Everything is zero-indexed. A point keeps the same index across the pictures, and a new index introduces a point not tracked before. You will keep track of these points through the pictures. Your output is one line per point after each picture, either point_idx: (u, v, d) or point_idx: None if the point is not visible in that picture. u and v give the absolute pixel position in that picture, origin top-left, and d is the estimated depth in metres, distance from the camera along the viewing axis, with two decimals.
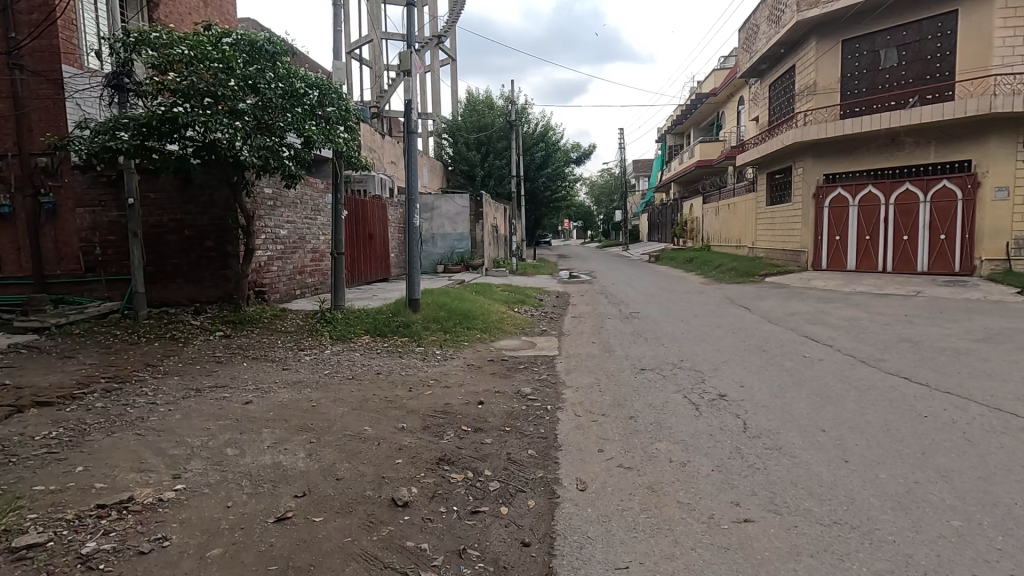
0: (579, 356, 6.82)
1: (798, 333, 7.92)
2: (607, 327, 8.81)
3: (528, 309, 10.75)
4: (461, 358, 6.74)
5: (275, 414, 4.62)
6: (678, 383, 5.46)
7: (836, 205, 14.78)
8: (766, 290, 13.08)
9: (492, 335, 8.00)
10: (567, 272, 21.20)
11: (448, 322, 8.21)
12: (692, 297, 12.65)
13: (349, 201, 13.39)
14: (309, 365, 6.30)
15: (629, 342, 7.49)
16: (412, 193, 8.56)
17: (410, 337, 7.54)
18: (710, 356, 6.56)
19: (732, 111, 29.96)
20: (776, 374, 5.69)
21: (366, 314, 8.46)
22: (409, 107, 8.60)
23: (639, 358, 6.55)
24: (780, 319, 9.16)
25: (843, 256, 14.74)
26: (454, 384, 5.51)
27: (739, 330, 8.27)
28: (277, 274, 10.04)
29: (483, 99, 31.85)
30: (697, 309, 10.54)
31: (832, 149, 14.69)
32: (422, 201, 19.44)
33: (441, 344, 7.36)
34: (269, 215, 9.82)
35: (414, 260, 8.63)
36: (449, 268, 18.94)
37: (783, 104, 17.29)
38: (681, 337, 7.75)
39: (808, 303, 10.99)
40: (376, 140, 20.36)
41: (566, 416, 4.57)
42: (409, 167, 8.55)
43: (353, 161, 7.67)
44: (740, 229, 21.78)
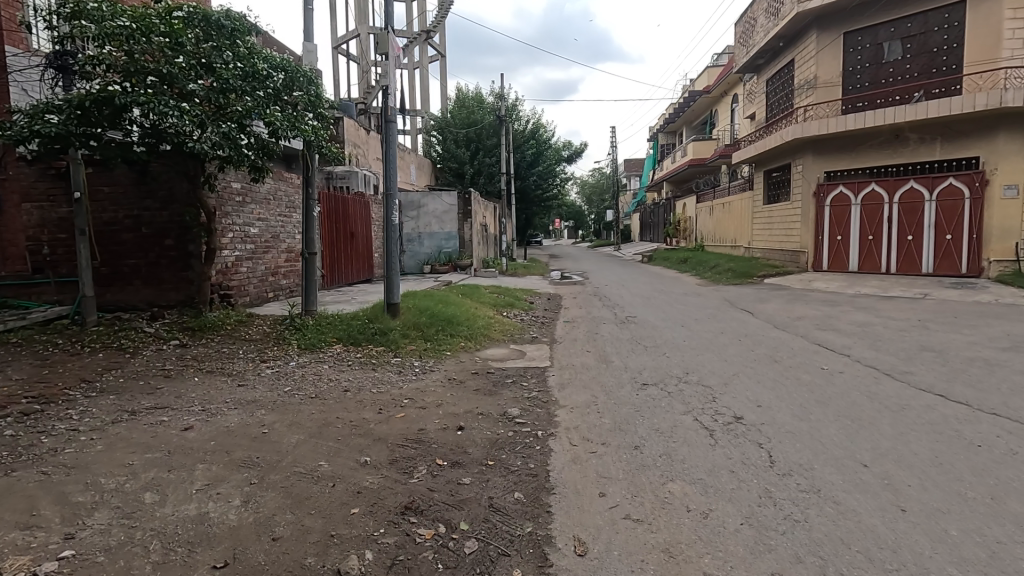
0: (573, 368, 6.16)
1: (809, 340, 7.30)
2: (602, 334, 8.17)
3: (517, 313, 10.07)
4: (441, 371, 6.04)
5: (214, 446, 3.90)
6: (686, 402, 4.81)
7: (837, 204, 14.26)
8: (767, 293, 12.50)
9: (478, 344, 7.32)
10: (559, 273, 20.54)
11: (429, 329, 7.50)
12: (690, 299, 12.05)
13: (328, 197, 12.62)
14: (268, 380, 5.57)
15: (628, 352, 6.84)
16: (391, 189, 7.84)
17: (386, 347, 6.84)
18: (719, 368, 5.92)
19: (725, 109, 29.53)
20: (794, 390, 5.07)
21: (339, 320, 7.74)
22: (388, 93, 7.83)
23: (640, 370, 5.90)
24: (787, 324, 8.58)
25: (844, 256, 14.21)
26: (431, 404, 4.82)
27: (745, 337, 7.67)
28: (246, 277, 9.29)
29: (473, 96, 31.15)
30: (697, 313, 9.94)
31: (833, 146, 14.15)
32: (408, 199, 18.71)
33: (420, 354, 6.66)
34: (236, 212, 9.07)
35: (393, 262, 7.90)
36: (436, 268, 18.24)
37: (781, 100, 16.76)
38: (683, 345, 7.12)
39: (814, 306, 10.41)
40: (360, 135, 19.60)
41: (560, 445, 3.90)
42: (387, 159, 7.82)
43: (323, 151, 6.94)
44: (735, 229, 21.24)
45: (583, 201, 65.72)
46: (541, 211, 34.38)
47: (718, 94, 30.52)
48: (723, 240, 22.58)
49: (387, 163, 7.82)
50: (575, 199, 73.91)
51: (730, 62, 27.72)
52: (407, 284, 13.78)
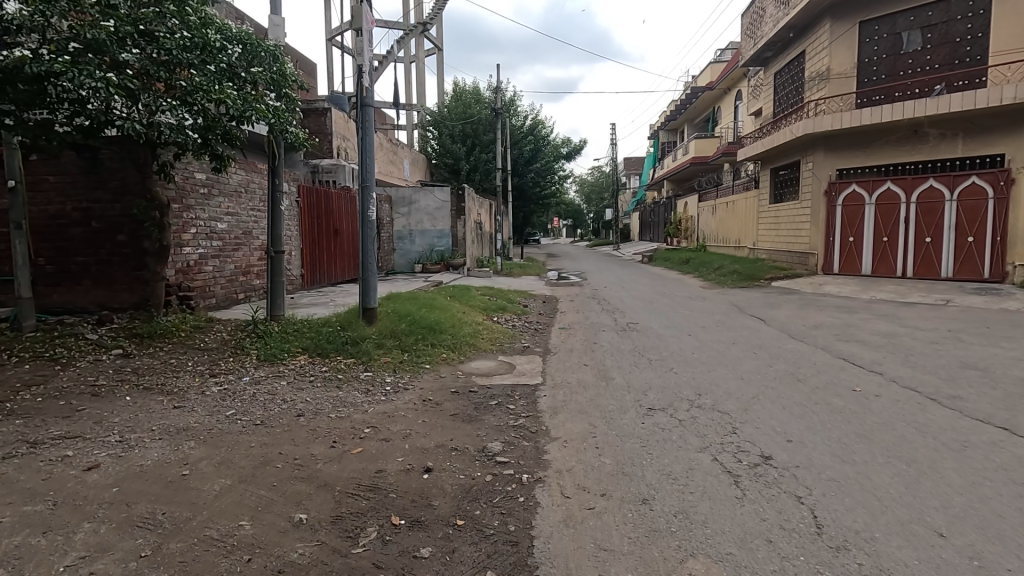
0: (569, 387, 5.37)
1: (831, 354, 6.53)
2: (601, 344, 7.37)
3: (509, 318, 9.30)
4: (417, 389, 5.26)
5: (112, 497, 3.08)
6: (702, 435, 4.02)
7: (849, 203, 13.49)
8: (777, 298, 11.73)
9: (462, 355, 6.54)
10: (556, 273, 19.77)
11: (408, 338, 6.71)
12: (696, 304, 11.26)
13: (309, 191, 11.81)
14: (210, 401, 4.75)
15: (630, 366, 6.06)
16: (367, 181, 7.04)
17: (356, 359, 6.04)
18: (736, 389, 5.14)
19: (729, 106, 28.79)
20: (829, 419, 4.28)
21: (309, 326, 6.95)
22: (364, 72, 7.00)
23: (645, 391, 5.11)
24: (804, 334, 7.81)
25: (857, 259, 13.45)
26: (397, 435, 4.03)
27: (759, 348, 6.90)
28: (212, 276, 8.49)
29: (470, 90, 30.35)
30: (704, 319, 9.17)
31: (846, 142, 13.39)
32: (400, 195, 17.92)
33: (395, 368, 5.87)
34: (201, 206, 8.26)
35: (369, 261, 7.09)
36: (427, 267, 17.45)
37: (790, 94, 15.98)
38: (692, 359, 6.34)
39: (830, 313, 9.66)
40: (350, 129, 18.81)
41: (548, 498, 3.11)
42: (364, 147, 7.04)
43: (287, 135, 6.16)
44: (739, 229, 20.46)
45: (582, 199, 65.03)
46: (540, 209, 33.61)
47: (722, 90, 29.74)
48: (726, 240, 21.81)
49: (363, 151, 7.03)
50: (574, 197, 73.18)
51: (735, 57, 26.94)
52: (395, 285, 12.99)
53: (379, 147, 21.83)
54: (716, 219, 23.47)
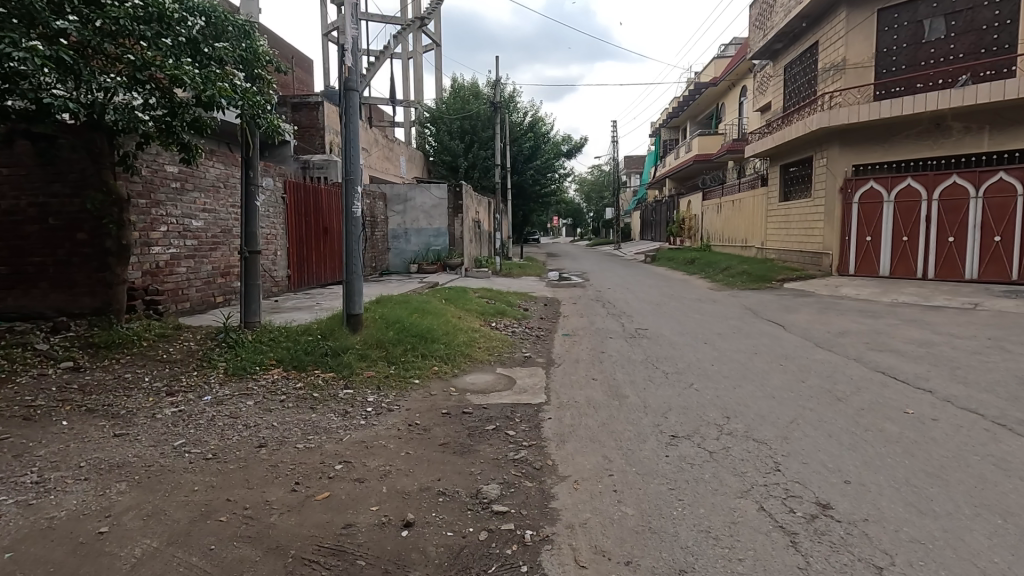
0: (578, 407, 4.69)
1: (867, 367, 5.86)
2: (610, 353, 6.71)
3: (508, 323, 8.63)
4: (402, 410, 4.59)
5: (1, 570, 2.39)
6: (741, 474, 3.34)
7: (866, 201, 12.82)
8: (793, 301, 11.07)
9: (455, 367, 5.85)
10: (557, 273, 19.11)
11: (396, 348, 6.03)
12: (707, 307, 10.61)
13: (297, 187, 11.14)
14: (159, 427, 4.05)
15: (645, 382, 5.39)
16: (351, 172, 6.35)
17: (335, 373, 5.36)
18: (770, 411, 4.46)
19: (733, 102, 28.11)
20: (888, 453, 3.61)
21: (287, 335, 6.26)
22: (346, 51, 6.23)
23: (666, 414, 4.43)
24: (830, 342, 7.15)
25: (874, 259, 12.78)
26: (374, 473, 3.35)
27: (785, 360, 6.23)
28: (185, 278, 7.80)
29: (469, 85, 29.68)
30: (717, 325, 8.52)
31: (864, 136, 12.74)
32: (395, 192, 17.25)
33: (380, 384, 5.21)
34: (173, 201, 7.58)
35: (354, 263, 6.42)
36: (423, 267, 16.79)
37: (802, 87, 15.31)
38: (713, 373, 5.67)
39: (852, 318, 9.00)
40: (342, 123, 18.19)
41: (558, 571, 2.43)
42: (348, 137, 6.34)
43: (257, 118, 5.47)
44: (746, 228, 19.80)
45: (582, 197, 64.39)
46: (540, 208, 32.96)
47: (726, 86, 29.09)
48: (732, 240, 21.16)
49: (347, 141, 6.34)
50: (574, 196, 72.53)
51: (741, 51, 26.27)
52: (388, 287, 12.27)
53: (374, 143, 21.15)
54: (721, 218, 22.80)
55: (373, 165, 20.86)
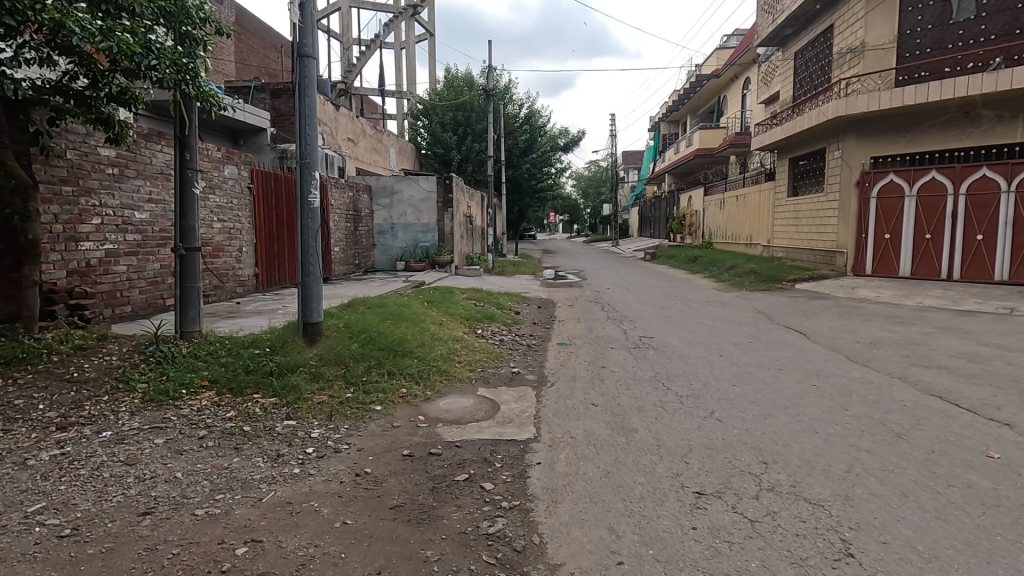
0: (574, 446, 3.74)
1: (917, 388, 4.94)
2: (613, 368, 5.79)
3: (496, 330, 7.68)
4: (354, 450, 3.65)
5: None
6: (802, 564, 2.40)
7: (886, 195, 11.90)
8: (808, 305, 10.17)
9: (428, 389, 4.89)
10: (553, 272, 18.29)
11: (359, 364, 5.04)
12: (716, 311, 9.70)
13: (267, 176, 10.15)
14: (20, 482, 3.05)
15: (655, 410, 4.46)
16: (307, 155, 5.36)
17: (278, 399, 4.38)
18: (818, 455, 3.52)
19: (736, 95, 27.21)
20: (993, 526, 2.66)
21: (231, 347, 5.29)
22: (296, 5, 5.17)
23: (685, 458, 3.50)
24: (864, 355, 6.23)
25: (894, 258, 11.88)
26: (289, 564, 2.38)
27: (818, 379, 5.29)
28: (125, 279, 6.81)
29: (463, 76, 28.62)
30: (730, 333, 7.61)
31: (883, 126, 11.88)
32: (381, 184, 16.25)
33: (332, 412, 4.24)
34: (109, 189, 6.57)
35: (310, 262, 5.44)
36: (410, 264, 15.81)
37: (814, 75, 14.39)
38: (737, 397, 4.74)
39: (878, 325, 8.10)
40: (326, 112, 17.20)
41: None
42: (302, 112, 5.32)
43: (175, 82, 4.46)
44: (751, 225, 18.88)
45: (579, 194, 63.40)
46: (535, 204, 32.10)
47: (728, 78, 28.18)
48: (735, 237, 20.26)
49: (302, 118, 5.32)
50: (571, 192, 71.60)
51: (745, 42, 25.40)
52: (369, 287, 11.19)
53: (362, 134, 20.20)
54: (724, 215, 21.88)
55: (360, 156, 19.87)
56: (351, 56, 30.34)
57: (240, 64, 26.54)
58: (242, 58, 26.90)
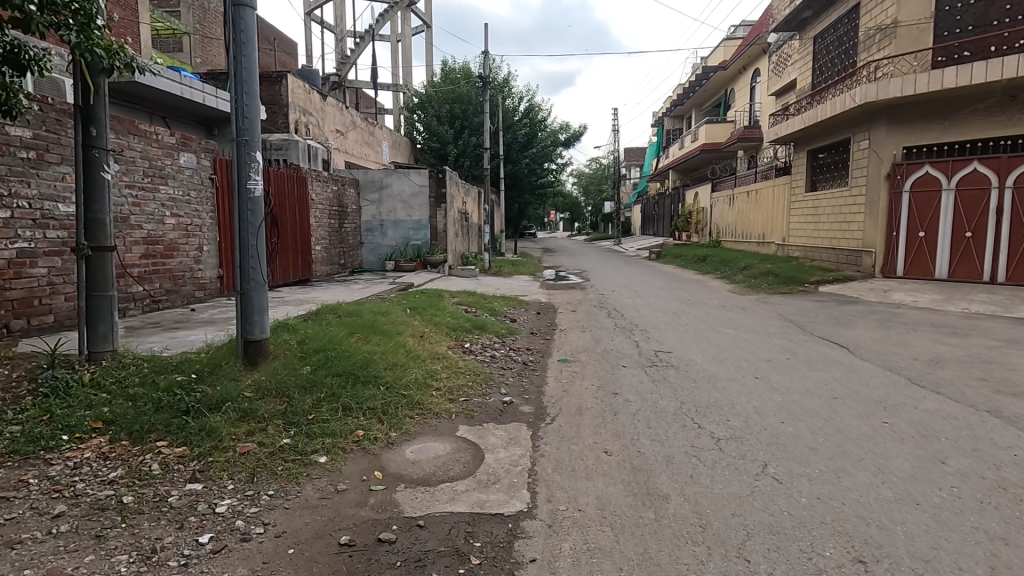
0: (583, 529, 2.66)
1: (1018, 428, 3.86)
2: (627, 395, 4.71)
3: (487, 342, 6.61)
4: (270, 537, 2.56)
5: None
6: None
7: (921, 189, 10.80)
8: (840, 311, 9.09)
9: (392, 430, 3.81)
10: (553, 272, 17.16)
11: (306, 396, 3.96)
12: (736, 319, 8.62)
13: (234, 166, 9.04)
14: None
15: (688, 463, 3.38)
16: (244, 130, 4.28)
17: (187, 449, 3.28)
18: (935, 549, 2.44)
19: (745, 86, 26.03)
20: None
21: (149, 371, 4.19)
22: None
23: (745, 555, 2.43)
24: (930, 378, 5.13)
25: (929, 258, 10.80)
26: None
27: (885, 413, 4.21)
28: (45, 283, 5.73)
29: (459, 67, 27.48)
30: (760, 347, 6.52)
31: (916, 113, 10.82)
32: (369, 178, 15.15)
33: (257, 469, 3.14)
34: (20, 176, 5.47)
35: (250, 265, 4.36)
36: (400, 264, 14.73)
37: (837, 59, 13.29)
38: (792, 443, 3.65)
39: (929, 336, 7.00)
40: (310, 101, 16.08)
41: None
42: (238, 78, 4.24)
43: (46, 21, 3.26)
44: (764, 221, 17.78)
45: (581, 191, 62.20)
46: (535, 201, 31.01)
47: (736, 70, 27.07)
48: (747, 234, 19.16)
49: (238, 82, 4.24)
50: (571, 189, 70.50)
51: (755, 31, 24.30)
52: (351, 291, 10.13)
53: (352, 126, 19.10)
54: (734, 211, 20.75)
55: (349, 149, 18.77)
56: (345, 48, 29.26)
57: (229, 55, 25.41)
58: None
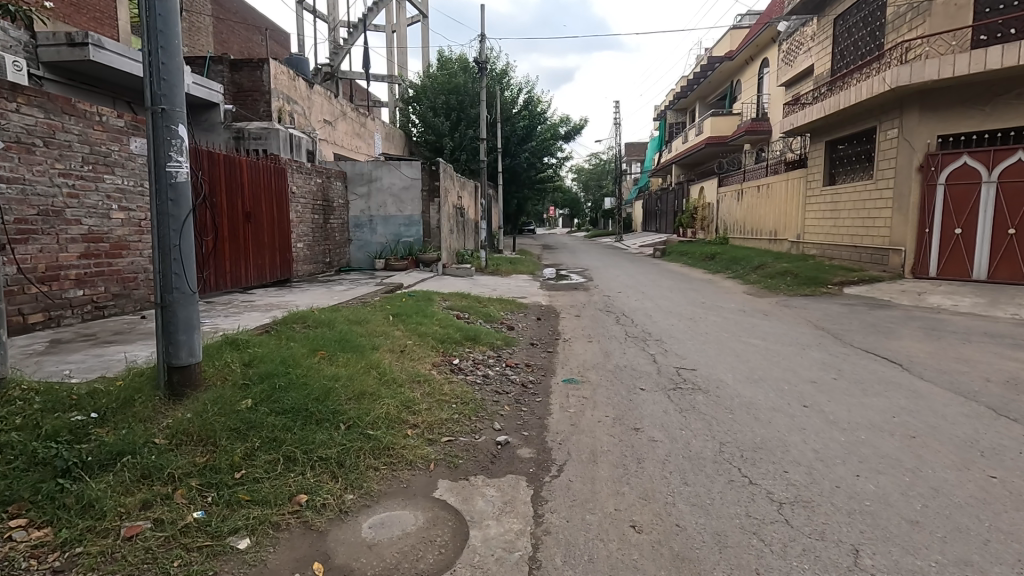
0: None
1: None
2: (652, 433, 3.77)
3: (480, 356, 5.69)
4: None
5: None
6: None
7: (957, 181, 9.89)
8: (874, 316, 8.17)
9: (349, 491, 2.89)
10: (553, 271, 16.11)
11: (237, 444, 3.02)
12: (760, 326, 7.70)
13: (200, 155, 8.09)
14: None
15: (748, 548, 2.45)
16: (160, 96, 3.29)
17: (48, 533, 2.34)
18: None
19: (752, 77, 25.05)
20: None
21: (40, 405, 3.23)
22: None
23: None
24: (1018, 408, 4.19)
25: (967, 256, 9.90)
26: None
27: (986, 461, 3.28)
28: None
29: (456, 57, 26.46)
30: (798, 363, 5.57)
31: (954, 98, 9.89)
32: (358, 171, 14.18)
33: (139, 568, 2.20)
34: None
35: (174, 271, 3.40)
36: (390, 263, 13.78)
37: (861, 42, 12.36)
38: (883, 513, 2.72)
39: (990, 349, 6.06)
40: (296, 89, 15.09)
41: None
42: (153, 28, 3.26)
43: None
44: (776, 217, 16.84)
45: (581, 187, 61.16)
46: (535, 197, 30.06)
47: (742, 60, 26.11)
48: (758, 231, 18.22)
49: (152, 33, 3.26)
50: (571, 185, 69.51)
51: (764, 19, 23.34)
52: (333, 293, 9.20)
53: (342, 116, 18.10)
54: (743, 207, 19.81)
55: (338, 141, 17.78)
56: (338, 38, 28.23)
57: (217, 44, 24.31)
58: (221, 38, 24.60)
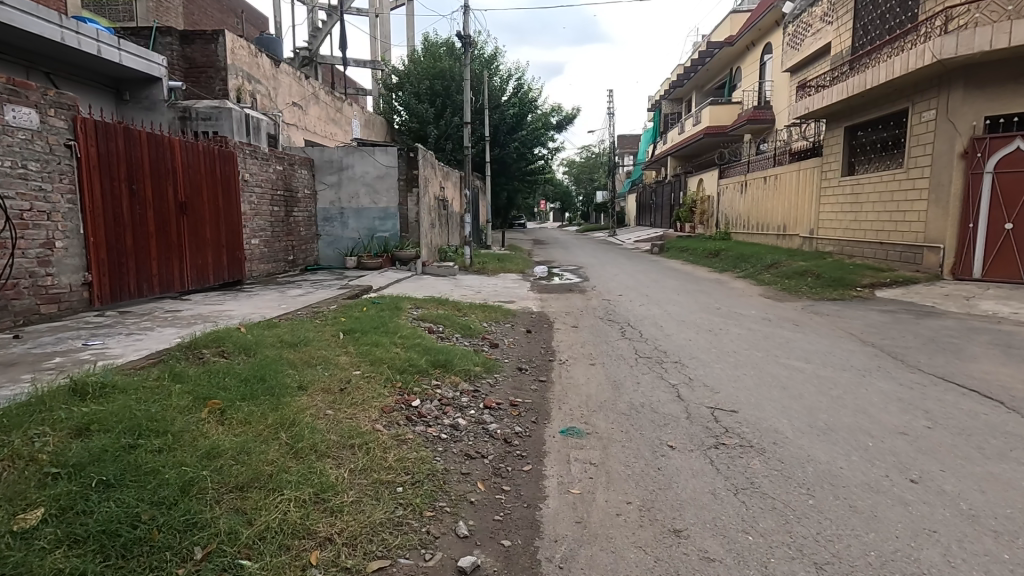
0: None
1: None
2: (704, 546, 2.41)
3: (450, 391, 4.29)
4: None
5: None
6: None
7: (1009, 170, 8.68)
8: (926, 327, 6.89)
9: None
10: (547, 270, 14.33)
11: None
12: (796, 340, 6.38)
13: (113, 131, 6.60)
14: None
15: None
16: None
17: None
18: None
19: (752, 63, 23.79)
20: None
21: None
22: None
23: None
24: None
25: (1019, 256, 8.76)
26: None
27: None
28: None
29: (441, 41, 24.90)
30: (868, 401, 4.24)
31: (1006, 72, 8.64)
32: (327, 158, 12.69)
33: None
34: None
35: None
36: (363, 260, 12.33)
37: (889, 15, 11.05)
38: None
39: None
40: (258, 67, 13.52)
41: None
42: None
43: None
44: (785, 211, 15.57)
45: (572, 181, 59.85)
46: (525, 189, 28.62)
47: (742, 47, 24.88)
48: (764, 226, 16.96)
49: None
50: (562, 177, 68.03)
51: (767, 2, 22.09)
52: (286, 299, 7.78)
53: (313, 99, 16.51)
54: (746, 200, 18.56)
55: (309, 127, 16.23)
56: (317, 21, 26.46)
57: (187, 25, 22.45)
58: (193, 21, 22.70)
